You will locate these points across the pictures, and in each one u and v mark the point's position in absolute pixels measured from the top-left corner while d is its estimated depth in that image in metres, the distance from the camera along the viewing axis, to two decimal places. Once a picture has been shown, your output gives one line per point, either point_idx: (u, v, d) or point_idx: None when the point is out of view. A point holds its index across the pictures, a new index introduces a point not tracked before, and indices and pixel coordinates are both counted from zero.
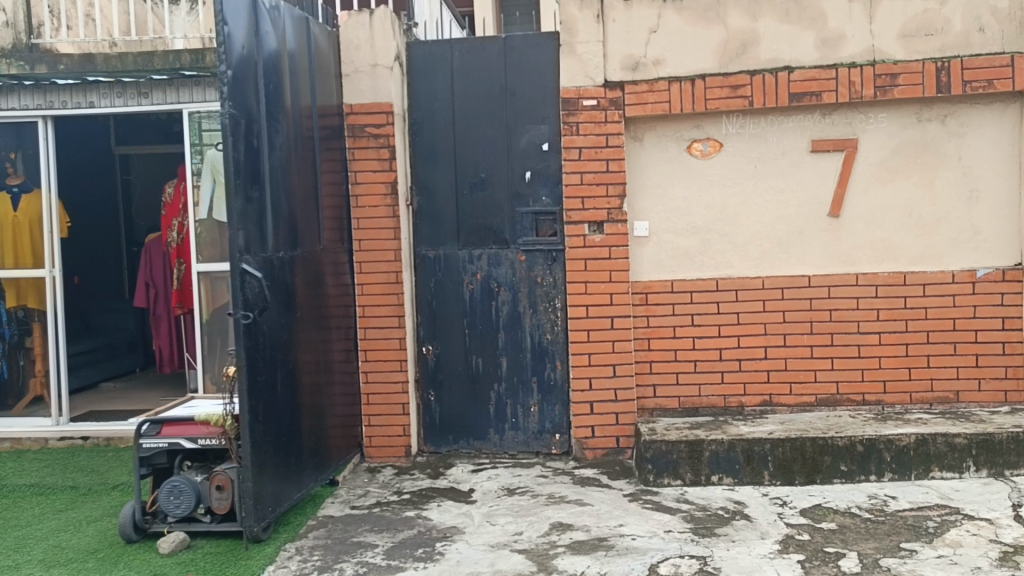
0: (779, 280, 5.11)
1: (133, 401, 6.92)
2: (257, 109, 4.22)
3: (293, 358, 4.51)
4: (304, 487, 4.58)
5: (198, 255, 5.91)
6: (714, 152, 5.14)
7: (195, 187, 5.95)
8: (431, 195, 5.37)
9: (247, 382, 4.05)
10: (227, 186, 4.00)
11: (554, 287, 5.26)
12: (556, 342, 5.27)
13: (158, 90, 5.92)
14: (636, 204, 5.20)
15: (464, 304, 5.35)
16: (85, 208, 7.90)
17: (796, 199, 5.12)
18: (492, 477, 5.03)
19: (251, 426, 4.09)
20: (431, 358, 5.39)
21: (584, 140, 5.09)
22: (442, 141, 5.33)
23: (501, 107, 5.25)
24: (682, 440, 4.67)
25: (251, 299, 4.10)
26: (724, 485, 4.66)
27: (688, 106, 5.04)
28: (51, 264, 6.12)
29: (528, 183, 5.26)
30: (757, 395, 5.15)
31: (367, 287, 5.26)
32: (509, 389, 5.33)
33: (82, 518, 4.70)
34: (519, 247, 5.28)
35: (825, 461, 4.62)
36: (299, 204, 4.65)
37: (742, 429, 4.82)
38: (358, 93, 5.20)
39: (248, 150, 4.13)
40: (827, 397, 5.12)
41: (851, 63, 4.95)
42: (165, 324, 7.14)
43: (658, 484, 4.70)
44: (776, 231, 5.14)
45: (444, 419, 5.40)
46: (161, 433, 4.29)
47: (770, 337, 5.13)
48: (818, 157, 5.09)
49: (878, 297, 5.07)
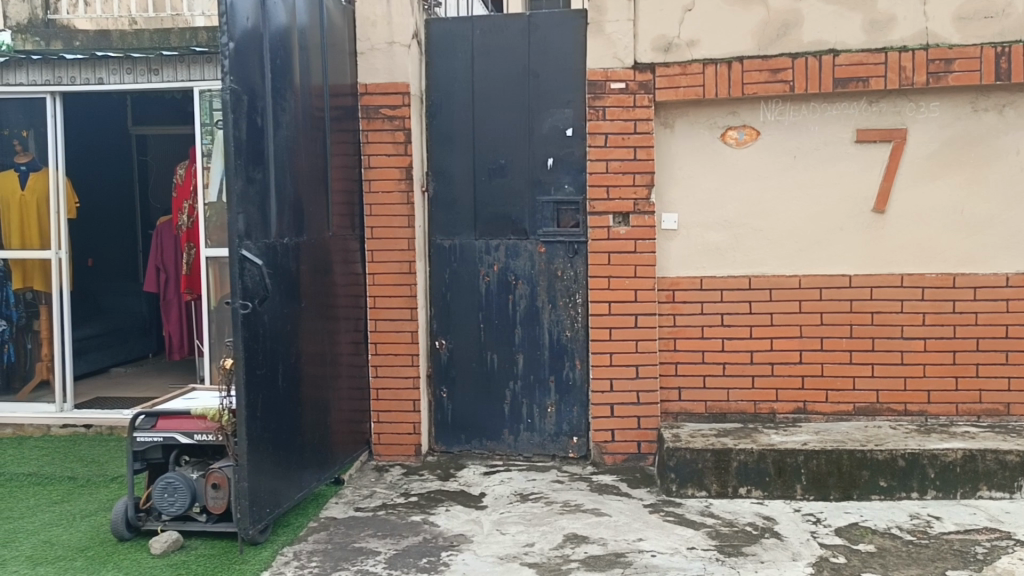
0: (817, 279, 4.77)
1: (141, 388, 6.73)
2: (262, 85, 3.96)
3: (297, 351, 4.27)
4: (305, 487, 4.34)
5: (207, 239, 5.69)
6: (750, 140, 4.81)
7: (204, 169, 5.72)
8: (447, 181, 5.09)
9: (245, 376, 3.81)
10: (227, 166, 3.75)
11: (575, 281, 4.97)
12: (576, 340, 4.98)
13: (169, 67, 5.62)
14: (665, 194, 4.89)
15: (479, 297, 5.07)
16: (99, 189, 7.69)
17: (838, 192, 4.77)
18: (505, 481, 4.75)
19: (249, 423, 3.85)
20: (444, 353, 5.13)
21: (611, 125, 4.77)
22: (460, 125, 5.05)
23: (524, 89, 4.95)
24: (708, 448, 4.38)
25: (251, 288, 3.85)
26: (753, 498, 4.35)
27: (724, 90, 4.70)
28: (57, 247, 5.93)
29: (549, 170, 4.96)
30: (789, 402, 4.83)
31: (378, 277, 5.00)
32: (525, 388, 5.06)
33: (76, 513, 4.50)
34: (539, 238, 4.99)
35: (863, 476, 4.29)
36: (307, 188, 4.39)
37: (773, 438, 4.50)
38: (373, 73, 4.92)
39: (252, 128, 3.87)
40: (865, 406, 4.79)
41: (901, 47, 4.58)
42: (176, 310, 6.98)
43: (681, 494, 4.41)
44: (815, 226, 4.80)
45: (456, 417, 5.14)
46: (156, 427, 4.07)
47: (806, 340, 4.79)
48: (862, 148, 4.74)
49: (924, 300, 4.72)
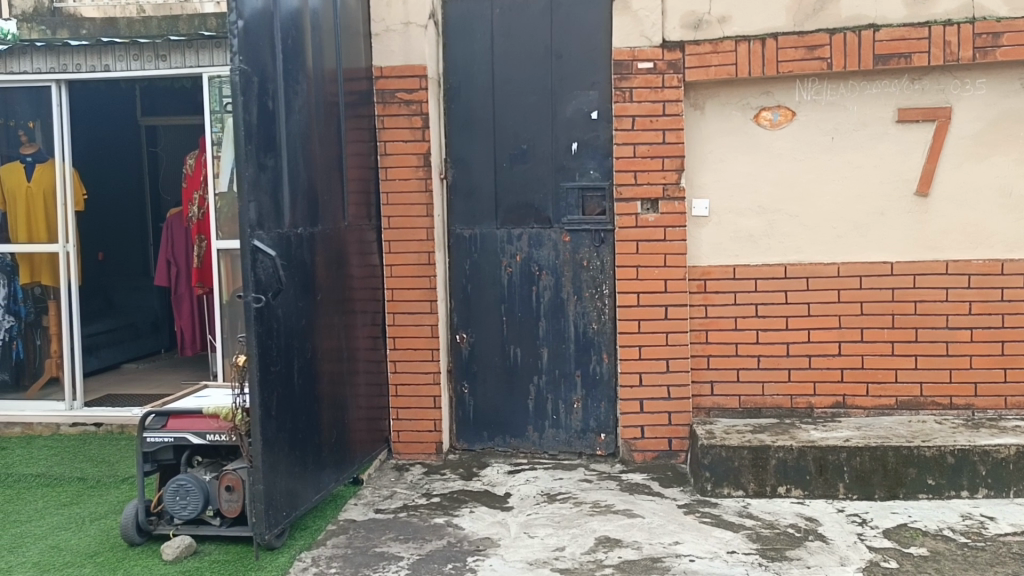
0: (857, 267, 4.54)
1: (153, 385, 6.57)
2: (273, 68, 3.76)
3: (313, 346, 4.07)
4: (323, 488, 4.15)
5: (218, 231, 5.49)
6: (785, 122, 4.57)
7: (214, 157, 5.50)
8: (467, 168, 4.87)
9: (258, 373, 3.62)
10: (237, 151, 3.55)
11: (602, 272, 4.75)
12: (603, 333, 4.78)
13: (177, 53, 5.44)
14: (695, 179, 4.66)
15: (501, 289, 4.87)
16: (108, 182, 7.52)
17: (878, 175, 4.53)
18: (530, 480, 4.55)
19: (263, 423, 3.66)
20: (465, 347, 4.93)
21: (638, 108, 4.55)
22: (480, 110, 4.83)
23: (546, 71, 4.73)
24: (745, 446, 4.16)
25: (264, 281, 3.65)
26: (793, 498, 4.14)
27: (757, 69, 4.47)
28: (65, 240, 5.76)
29: (574, 155, 4.75)
30: (828, 396, 4.60)
31: (395, 269, 4.80)
32: (549, 383, 4.85)
33: (85, 516, 4.33)
34: (563, 227, 4.77)
35: (909, 474, 4.08)
36: (321, 176, 4.19)
37: (812, 434, 4.28)
38: (388, 55, 4.71)
39: (262, 112, 3.67)
40: (908, 400, 4.55)
41: (946, 21, 4.33)
42: (187, 304, 6.81)
43: (717, 494, 4.20)
44: (854, 211, 4.56)
45: (478, 414, 4.94)
46: (166, 427, 3.88)
47: (845, 331, 4.56)
48: (904, 128, 4.50)
49: (970, 288, 4.48)
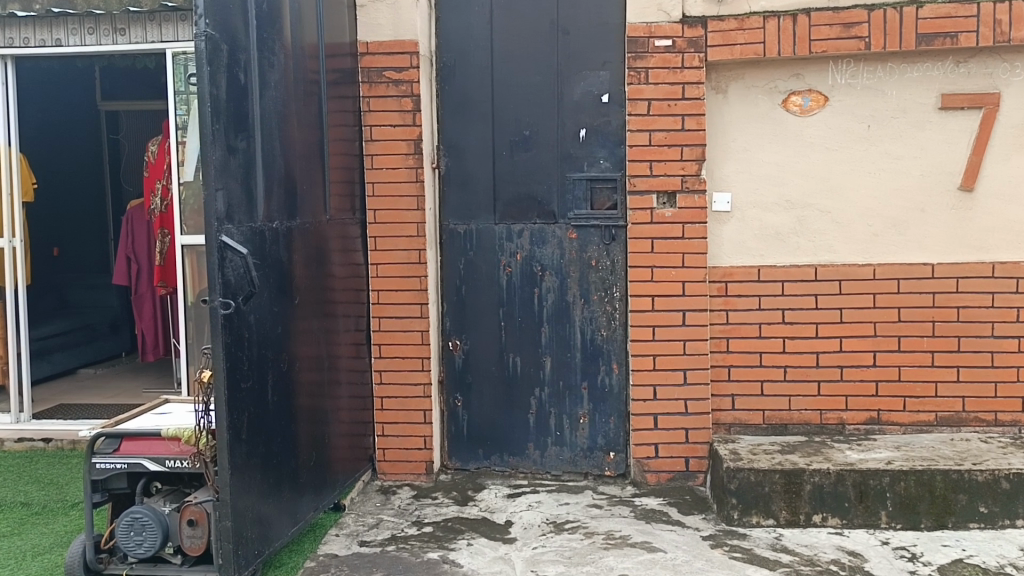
0: (894, 269, 4.11)
1: (112, 393, 6.00)
2: (245, 35, 3.23)
3: (290, 356, 3.56)
4: (300, 519, 3.65)
5: (182, 225, 4.94)
6: (817, 108, 4.13)
7: (178, 144, 4.94)
8: (462, 157, 4.38)
9: (226, 391, 3.11)
10: (202, 132, 3.02)
11: (612, 272, 4.29)
12: (613, 340, 4.31)
13: (138, 26, 4.88)
14: (717, 169, 4.20)
15: (500, 291, 4.38)
16: (64, 171, 6.94)
17: (918, 167, 4.10)
18: (533, 506, 4.07)
19: (232, 448, 3.15)
20: (459, 355, 4.44)
21: (655, 90, 4.08)
22: (476, 92, 4.33)
23: (551, 49, 4.25)
24: (777, 469, 3.72)
25: (233, 283, 3.14)
26: (829, 528, 3.70)
27: (787, 48, 4.01)
28: (10, 234, 5.15)
29: (582, 142, 4.27)
30: (861, 412, 4.17)
31: (382, 268, 4.29)
32: (552, 396, 4.38)
33: (26, 551, 3.77)
34: (569, 222, 4.30)
35: (958, 501, 3.65)
36: (300, 163, 3.67)
37: (848, 456, 3.85)
38: (375, 29, 4.21)
39: (232, 86, 3.14)
40: (950, 416, 4.13)
41: None
42: (149, 304, 6.25)
43: (744, 523, 3.75)
44: (891, 207, 4.13)
45: (473, 429, 4.46)
46: (118, 452, 3.34)
47: (881, 339, 4.13)
48: (948, 116, 4.07)
49: (1018, 293, 4.06)
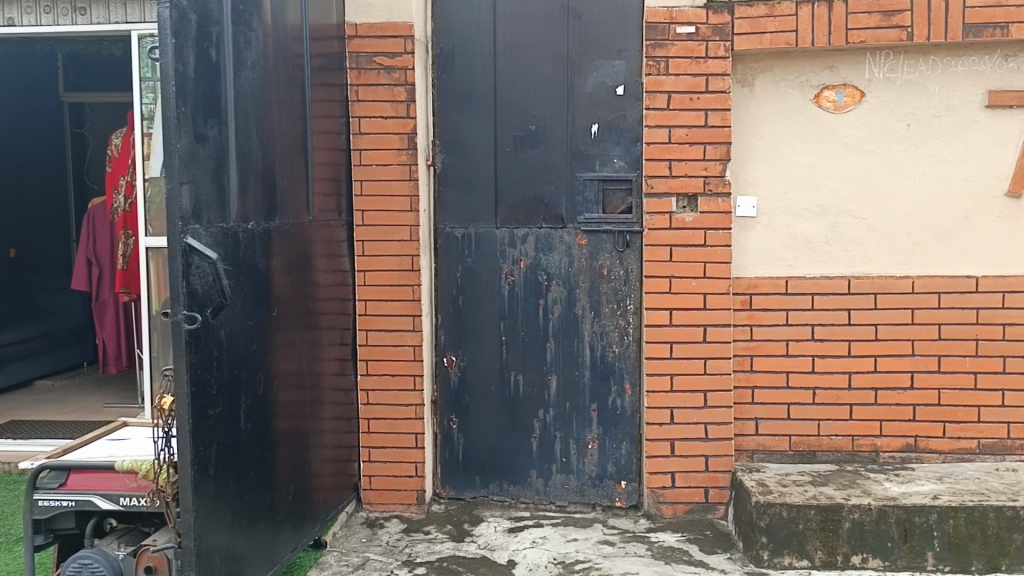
0: (934, 282, 3.74)
1: (68, 408, 5.50)
2: (217, 6, 2.79)
3: (267, 376, 3.12)
4: (277, 562, 3.20)
5: (147, 226, 4.49)
6: (852, 104, 3.76)
7: (144, 136, 4.49)
8: (460, 153, 3.96)
9: (191, 418, 2.66)
10: (165, 116, 2.58)
11: (626, 283, 3.89)
12: (626, 358, 3.91)
13: (100, 5, 4.41)
14: (742, 171, 3.81)
15: (502, 302, 3.96)
16: (23, 166, 6.44)
17: (962, 171, 3.74)
18: (538, 542, 3.65)
19: (199, 485, 2.70)
20: (455, 372, 4.01)
21: (675, 82, 3.68)
22: (477, 82, 3.92)
23: (562, 35, 3.84)
24: (811, 504, 3.33)
25: (201, 292, 2.70)
26: (870, 571, 3.32)
27: (821, 38, 3.64)
28: None
29: (593, 139, 3.87)
30: (896, 438, 3.80)
31: (370, 275, 3.86)
32: (558, 419, 3.97)
33: None
34: (579, 227, 3.89)
35: (1014, 541, 3.27)
36: (281, 158, 3.24)
37: (888, 489, 3.47)
38: (366, 10, 3.78)
39: (202, 64, 2.70)
40: (993, 443, 3.77)
41: None
42: (111, 311, 5.76)
43: (775, 565, 3.36)
44: (933, 214, 3.76)
45: (469, 455, 4.04)
46: (64, 487, 2.88)
47: (920, 359, 3.77)
48: (994, 115, 3.71)
49: None
